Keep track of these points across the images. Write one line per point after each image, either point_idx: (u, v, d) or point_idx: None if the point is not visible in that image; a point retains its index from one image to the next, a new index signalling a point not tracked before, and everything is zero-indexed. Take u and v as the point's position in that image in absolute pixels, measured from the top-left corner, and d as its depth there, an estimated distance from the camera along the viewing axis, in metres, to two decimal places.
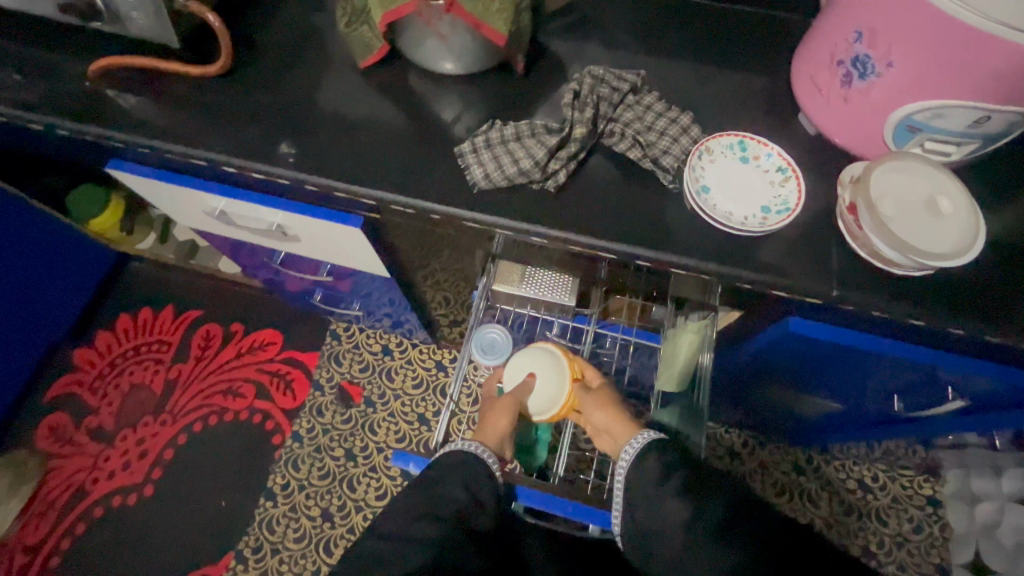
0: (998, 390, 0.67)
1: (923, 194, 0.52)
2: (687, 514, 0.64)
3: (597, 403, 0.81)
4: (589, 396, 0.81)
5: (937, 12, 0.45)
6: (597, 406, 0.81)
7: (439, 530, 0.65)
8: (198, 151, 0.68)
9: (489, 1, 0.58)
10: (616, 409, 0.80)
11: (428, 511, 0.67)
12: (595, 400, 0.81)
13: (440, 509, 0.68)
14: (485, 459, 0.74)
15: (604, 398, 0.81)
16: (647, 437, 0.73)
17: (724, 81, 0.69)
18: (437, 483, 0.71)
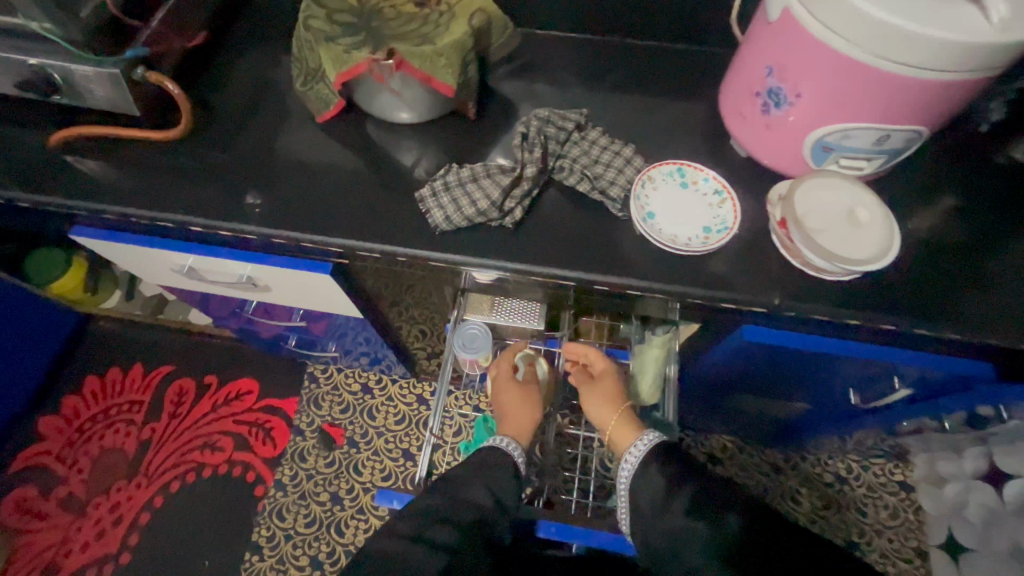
0: (940, 379, 0.71)
1: (844, 206, 0.58)
2: (695, 532, 0.65)
3: (601, 397, 0.85)
4: (591, 390, 0.87)
5: (830, 50, 0.51)
6: (597, 403, 0.86)
7: (458, 538, 0.67)
8: (163, 213, 0.69)
9: (435, 57, 0.62)
10: (617, 404, 0.84)
11: (447, 515, 0.68)
12: (600, 393, 0.86)
13: (458, 512, 0.69)
14: (519, 459, 0.78)
15: (606, 391, 0.86)
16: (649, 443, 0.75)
17: (661, 113, 0.74)
18: (459, 485, 0.72)
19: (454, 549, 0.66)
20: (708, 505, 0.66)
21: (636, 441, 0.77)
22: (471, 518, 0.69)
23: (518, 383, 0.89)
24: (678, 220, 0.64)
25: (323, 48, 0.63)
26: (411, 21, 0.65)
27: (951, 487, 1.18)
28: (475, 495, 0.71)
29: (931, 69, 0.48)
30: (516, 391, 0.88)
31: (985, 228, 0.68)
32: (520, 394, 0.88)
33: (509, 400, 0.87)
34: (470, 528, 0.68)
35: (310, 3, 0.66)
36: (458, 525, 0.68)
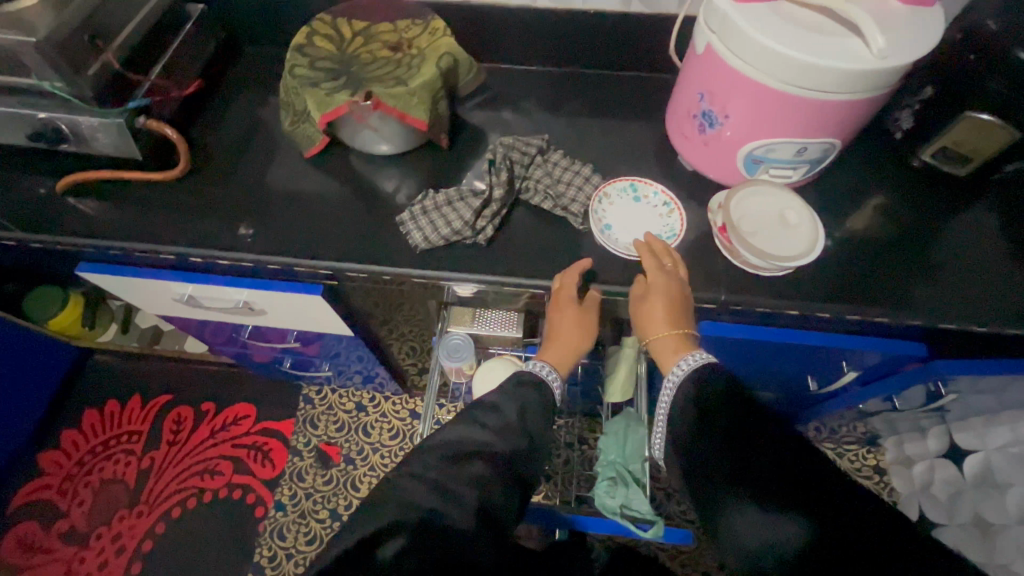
0: (880, 361, 0.78)
1: (774, 212, 0.67)
2: (731, 474, 0.54)
3: (650, 319, 0.65)
4: (641, 309, 0.65)
5: (746, 79, 0.59)
6: (644, 321, 0.66)
7: (493, 474, 0.57)
8: (165, 247, 0.75)
9: (409, 97, 0.70)
10: (672, 324, 0.64)
11: (477, 448, 0.58)
12: (654, 313, 0.65)
13: (493, 446, 0.59)
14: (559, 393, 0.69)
15: (659, 304, 0.64)
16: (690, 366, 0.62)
17: (616, 135, 0.83)
18: (488, 411, 0.63)
19: (486, 484, 0.56)
20: (745, 453, 0.54)
21: (674, 365, 0.63)
22: (505, 453, 0.59)
23: (570, 301, 0.68)
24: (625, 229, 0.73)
25: (308, 93, 0.70)
26: (386, 65, 0.73)
27: (919, 467, 1.25)
28: (507, 419, 0.62)
29: (831, 92, 0.56)
30: (565, 312, 0.68)
31: (907, 222, 0.76)
32: (567, 316, 0.68)
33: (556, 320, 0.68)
34: (504, 464, 0.58)
35: (294, 53, 0.73)
36: (489, 458, 0.58)
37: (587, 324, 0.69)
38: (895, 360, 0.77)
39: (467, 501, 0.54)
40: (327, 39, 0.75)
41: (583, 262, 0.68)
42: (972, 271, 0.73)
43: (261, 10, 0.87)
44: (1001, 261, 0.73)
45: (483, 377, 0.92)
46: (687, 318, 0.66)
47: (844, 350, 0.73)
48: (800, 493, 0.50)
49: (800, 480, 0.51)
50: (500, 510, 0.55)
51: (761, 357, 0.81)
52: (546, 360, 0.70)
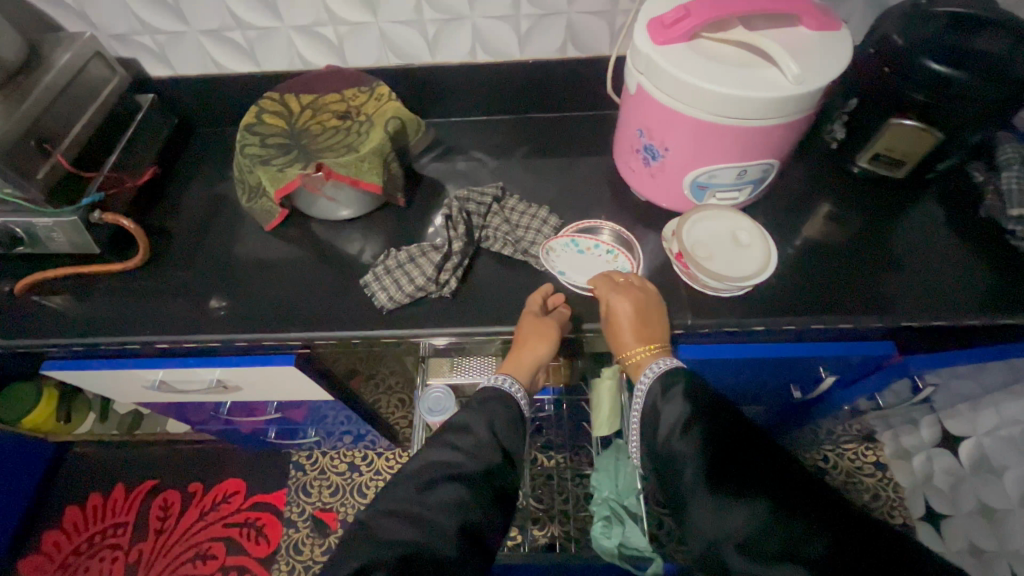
0: (856, 364, 0.79)
1: (727, 233, 0.69)
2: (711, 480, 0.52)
3: (617, 334, 0.66)
4: (610, 327, 0.67)
5: (678, 113, 0.62)
6: (614, 338, 0.67)
7: (472, 501, 0.55)
8: (129, 337, 0.74)
9: (359, 164, 0.71)
10: (640, 336, 0.65)
11: (453, 471, 0.56)
12: (621, 325, 0.66)
13: (466, 468, 0.57)
14: (522, 406, 0.65)
15: (633, 309, 0.66)
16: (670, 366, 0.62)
17: (568, 174, 0.85)
18: (461, 432, 0.60)
19: (464, 509, 0.54)
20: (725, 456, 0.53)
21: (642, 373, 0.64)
22: (478, 471, 0.57)
23: (533, 314, 0.68)
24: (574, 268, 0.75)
25: (260, 171, 0.72)
26: (335, 135, 0.75)
27: (918, 458, 1.25)
28: (481, 437, 0.59)
29: (758, 119, 0.59)
30: (529, 323, 0.67)
31: (857, 226, 0.79)
32: (530, 325, 0.67)
33: (519, 332, 0.68)
34: (479, 483, 0.56)
35: (245, 133, 0.75)
36: (465, 481, 0.56)
37: (552, 335, 0.67)
38: (868, 362, 0.78)
39: (446, 529, 0.53)
40: (276, 115, 0.77)
41: (547, 287, 0.71)
42: (926, 265, 0.75)
43: (212, 93, 0.89)
44: (950, 253, 0.76)
45: None
46: (657, 330, 0.66)
47: (816, 358, 0.74)
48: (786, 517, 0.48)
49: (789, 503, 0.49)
50: (481, 531, 0.55)
51: (740, 374, 0.82)
52: (508, 372, 0.67)
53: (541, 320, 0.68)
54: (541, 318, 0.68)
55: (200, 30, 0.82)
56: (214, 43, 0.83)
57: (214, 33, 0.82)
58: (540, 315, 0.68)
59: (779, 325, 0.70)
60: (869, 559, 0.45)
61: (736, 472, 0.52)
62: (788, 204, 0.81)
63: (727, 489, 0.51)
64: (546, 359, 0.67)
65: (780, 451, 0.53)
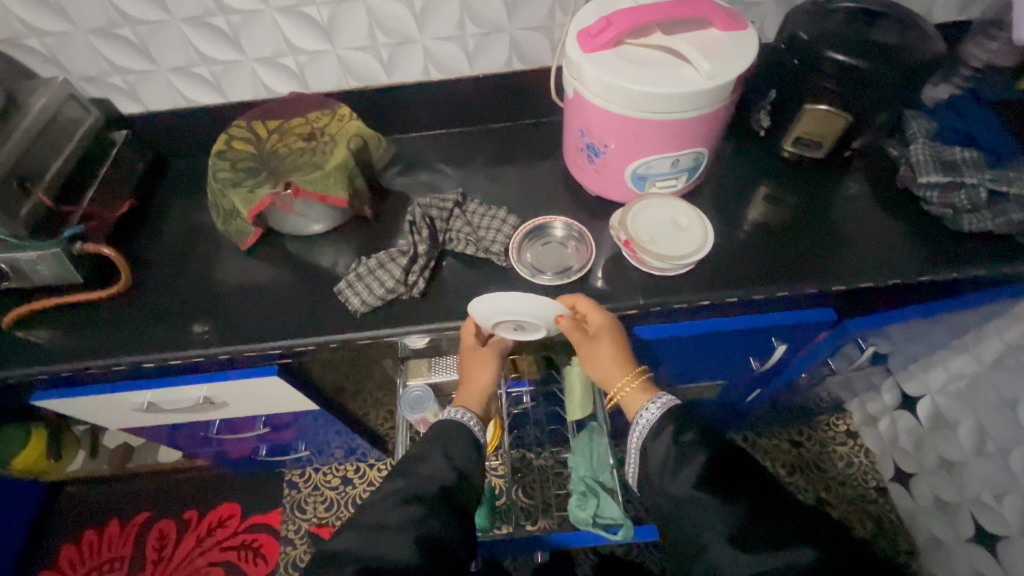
0: (802, 331, 0.86)
1: (668, 217, 0.75)
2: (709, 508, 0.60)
3: (608, 362, 0.73)
4: (600, 355, 0.73)
5: (611, 113, 0.68)
6: (604, 366, 0.74)
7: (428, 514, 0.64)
8: (116, 360, 0.78)
9: (326, 180, 0.77)
10: (627, 365, 0.74)
11: (411, 494, 0.66)
12: (613, 355, 0.73)
13: (423, 489, 0.67)
14: (476, 433, 0.77)
15: (613, 350, 0.73)
16: (664, 404, 0.71)
17: (524, 178, 0.91)
18: (418, 462, 0.71)
19: (421, 524, 0.63)
20: (717, 480, 0.62)
21: (648, 407, 0.71)
22: (434, 493, 0.67)
23: (476, 347, 0.79)
24: (514, 317, 0.71)
25: (233, 194, 0.77)
26: (302, 156, 0.80)
27: (883, 423, 1.31)
28: (430, 467, 0.70)
29: (683, 112, 0.66)
30: (478, 359, 0.80)
31: (791, 205, 0.86)
32: (475, 359, 0.80)
33: (466, 365, 0.81)
34: (438, 503, 0.66)
35: (216, 160, 0.80)
36: (422, 502, 0.66)
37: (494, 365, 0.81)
38: (812, 329, 0.85)
39: (399, 542, 0.61)
40: (245, 141, 0.82)
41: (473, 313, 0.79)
42: (852, 235, 0.82)
43: (183, 125, 0.94)
44: (873, 222, 0.83)
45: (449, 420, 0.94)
46: (636, 362, 0.75)
47: (761, 328, 0.81)
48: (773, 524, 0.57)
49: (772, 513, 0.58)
50: (443, 543, 0.63)
51: (696, 350, 0.88)
52: (463, 406, 0.79)
53: (484, 352, 0.80)
54: (484, 350, 0.80)
55: (168, 68, 0.87)
56: (182, 78, 0.89)
57: (182, 70, 0.87)
58: (484, 347, 0.80)
59: (724, 298, 0.77)
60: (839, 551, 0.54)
61: (729, 490, 0.60)
62: (726, 190, 0.89)
63: (719, 502, 0.60)
64: (491, 388, 0.81)
65: (761, 470, 0.63)
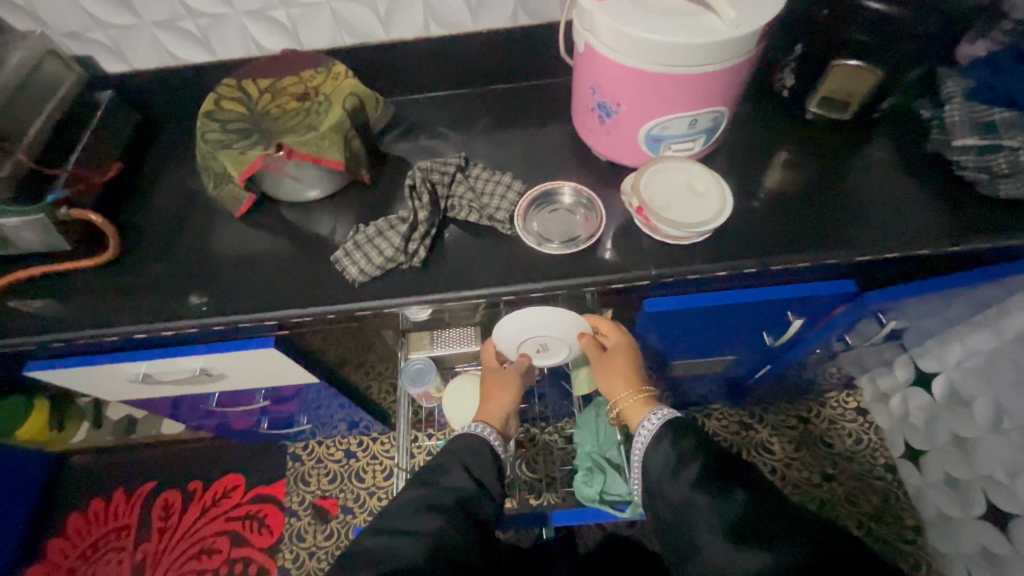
0: (819, 304, 0.82)
1: (684, 181, 0.71)
2: (708, 502, 0.63)
3: (616, 373, 0.79)
4: (609, 366, 0.80)
5: (626, 67, 0.63)
6: (612, 378, 0.79)
7: (441, 523, 0.67)
8: (107, 330, 0.75)
9: (320, 141, 0.72)
10: (635, 380, 0.79)
11: (430, 502, 0.70)
12: (622, 368, 0.79)
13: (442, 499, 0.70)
14: (494, 444, 0.80)
15: (621, 366, 0.79)
16: (664, 415, 0.74)
17: (531, 142, 0.87)
18: (442, 473, 0.74)
19: (439, 533, 0.66)
20: (714, 474, 0.65)
21: (649, 417, 0.75)
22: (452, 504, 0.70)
23: (495, 369, 0.87)
24: (538, 335, 0.79)
25: (222, 155, 0.72)
26: (295, 116, 0.76)
27: (894, 400, 1.28)
28: (452, 481, 0.73)
29: (703, 64, 0.61)
30: (497, 376, 0.87)
31: (812, 172, 0.81)
32: (493, 379, 0.86)
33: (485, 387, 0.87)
34: (456, 511, 0.69)
35: (204, 120, 0.75)
36: (439, 511, 0.69)
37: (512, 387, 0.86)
38: (829, 302, 0.81)
39: (413, 558, 0.63)
40: (235, 101, 0.78)
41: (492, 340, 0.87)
42: (877, 205, 0.77)
43: (170, 84, 0.89)
44: (900, 189, 0.78)
45: (451, 401, 0.92)
46: (643, 381, 0.80)
47: (778, 300, 0.77)
48: (760, 513, 0.60)
49: (762, 503, 0.61)
50: (457, 555, 0.65)
51: (707, 323, 0.84)
52: (482, 420, 0.82)
53: (507, 371, 0.87)
54: (507, 371, 0.87)
55: (152, 23, 0.82)
56: (167, 33, 0.83)
57: (167, 24, 0.82)
58: (507, 368, 0.87)
59: (740, 269, 0.73)
60: (823, 540, 0.56)
61: (723, 480, 0.64)
62: (744, 155, 0.84)
63: (717, 492, 0.63)
64: (510, 407, 0.85)
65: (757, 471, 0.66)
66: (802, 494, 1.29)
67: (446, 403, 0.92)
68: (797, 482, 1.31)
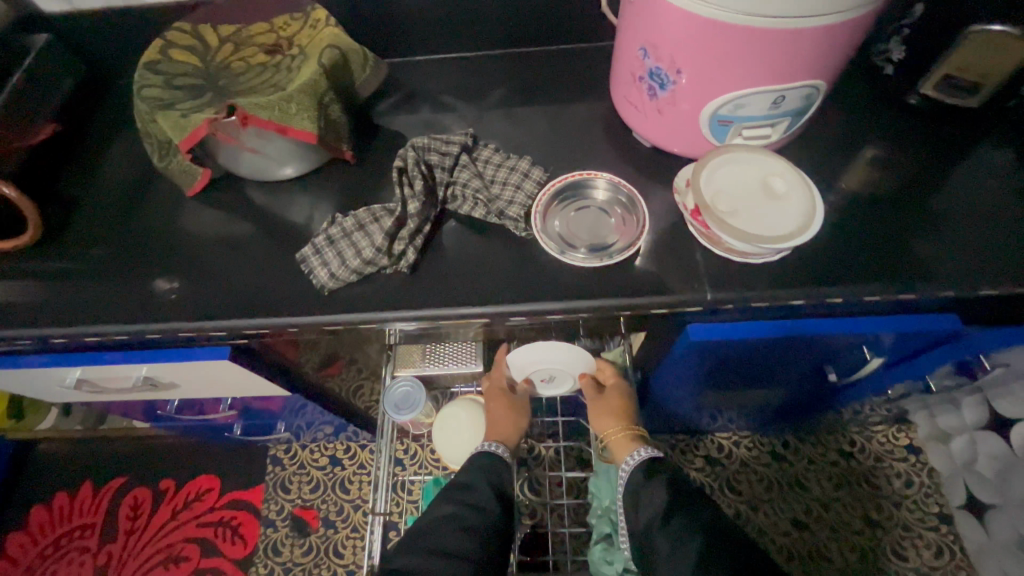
0: (908, 342, 0.65)
1: (758, 179, 0.54)
2: None
3: (605, 410, 0.72)
4: (599, 402, 0.72)
5: (696, 18, 0.46)
6: (600, 414, 0.72)
7: None
8: (19, 330, 0.61)
9: (285, 105, 0.56)
10: (627, 416, 0.71)
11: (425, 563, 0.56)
12: (614, 404, 0.72)
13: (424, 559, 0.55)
14: (506, 457, 0.70)
15: (613, 403, 0.72)
16: (641, 455, 0.67)
17: (555, 121, 0.70)
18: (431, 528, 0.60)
19: None
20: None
21: (630, 454, 0.68)
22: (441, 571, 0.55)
23: (503, 390, 0.76)
24: (545, 365, 0.73)
25: (160, 116, 0.57)
26: (260, 73, 0.60)
27: (956, 442, 1.13)
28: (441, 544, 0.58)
29: (805, 16, 0.43)
30: (505, 398, 0.75)
31: (914, 173, 0.63)
32: (499, 399, 0.75)
33: (491, 408, 0.75)
34: None
35: (144, 72, 0.59)
36: None
37: (521, 406, 0.76)
38: (922, 341, 0.64)
39: None
40: (187, 51, 0.62)
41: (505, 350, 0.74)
42: (1003, 222, 0.59)
43: (121, 30, 0.73)
44: None
45: (445, 429, 0.78)
46: (635, 419, 0.72)
47: (861, 337, 0.60)
48: None
49: None
50: None
51: (761, 355, 0.67)
52: (495, 438, 0.72)
53: (515, 393, 0.76)
54: (515, 393, 0.77)
55: None
56: None
57: None
58: (515, 391, 0.77)
59: (818, 297, 0.56)
60: None
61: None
62: (824, 148, 0.66)
63: None
64: (521, 426, 0.75)
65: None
66: (841, 542, 1.13)
67: (436, 435, 0.78)
68: (836, 527, 1.14)
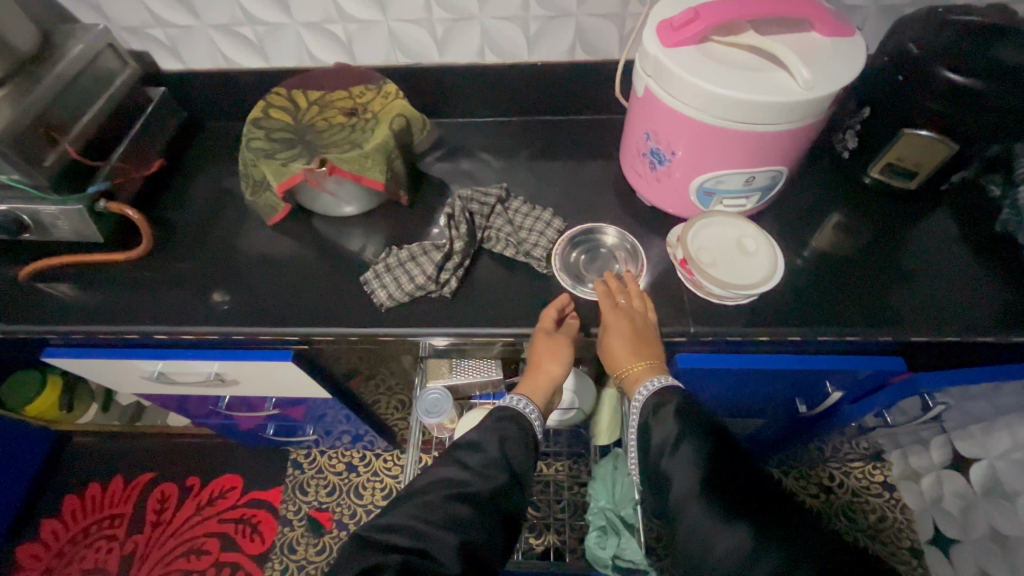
0: (861, 380, 0.77)
1: (733, 238, 0.69)
2: None
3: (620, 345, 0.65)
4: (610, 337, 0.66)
5: (686, 117, 0.61)
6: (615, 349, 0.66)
7: None
8: (125, 326, 0.74)
9: (363, 161, 0.71)
10: (641, 348, 0.65)
11: None
12: (616, 329, 0.66)
13: (475, 485, 0.59)
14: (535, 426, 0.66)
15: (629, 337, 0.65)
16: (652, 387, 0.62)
17: (573, 179, 0.84)
18: None
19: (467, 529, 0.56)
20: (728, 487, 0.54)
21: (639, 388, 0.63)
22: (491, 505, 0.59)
23: (548, 334, 0.68)
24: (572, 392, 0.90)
25: (264, 164, 0.72)
26: (341, 131, 0.75)
27: (926, 480, 1.22)
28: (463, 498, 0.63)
29: (767, 124, 0.58)
30: (543, 341, 0.67)
31: (868, 238, 0.77)
32: (542, 343, 0.67)
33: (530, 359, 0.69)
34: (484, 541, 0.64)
35: (251, 127, 0.75)
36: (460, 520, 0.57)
37: (564, 350, 0.67)
38: (873, 380, 0.76)
39: (446, 545, 0.54)
40: (282, 110, 0.77)
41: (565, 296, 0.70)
42: (939, 282, 0.73)
43: (221, 88, 0.89)
44: (961, 269, 0.74)
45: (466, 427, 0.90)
46: (654, 349, 0.66)
47: (823, 372, 0.71)
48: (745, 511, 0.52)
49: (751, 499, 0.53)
50: (484, 550, 0.56)
51: (739, 386, 0.79)
52: (524, 392, 0.68)
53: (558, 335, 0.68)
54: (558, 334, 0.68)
55: (210, 25, 0.82)
56: (224, 37, 0.83)
57: (226, 28, 0.82)
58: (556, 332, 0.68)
59: (785, 335, 0.69)
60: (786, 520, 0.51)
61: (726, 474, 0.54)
62: (793, 214, 0.80)
63: None
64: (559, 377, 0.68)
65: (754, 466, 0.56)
66: None
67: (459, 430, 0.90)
68: None
